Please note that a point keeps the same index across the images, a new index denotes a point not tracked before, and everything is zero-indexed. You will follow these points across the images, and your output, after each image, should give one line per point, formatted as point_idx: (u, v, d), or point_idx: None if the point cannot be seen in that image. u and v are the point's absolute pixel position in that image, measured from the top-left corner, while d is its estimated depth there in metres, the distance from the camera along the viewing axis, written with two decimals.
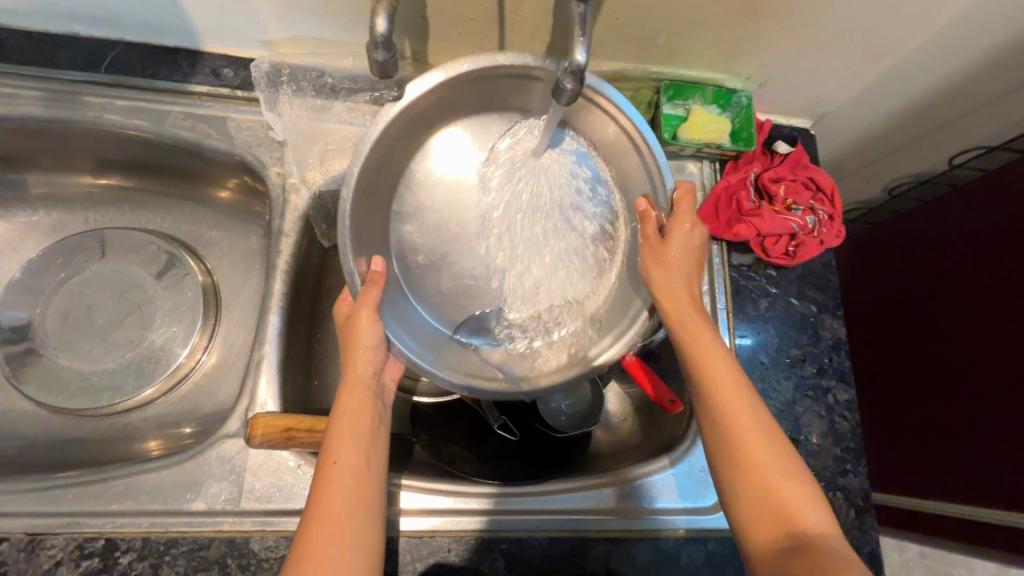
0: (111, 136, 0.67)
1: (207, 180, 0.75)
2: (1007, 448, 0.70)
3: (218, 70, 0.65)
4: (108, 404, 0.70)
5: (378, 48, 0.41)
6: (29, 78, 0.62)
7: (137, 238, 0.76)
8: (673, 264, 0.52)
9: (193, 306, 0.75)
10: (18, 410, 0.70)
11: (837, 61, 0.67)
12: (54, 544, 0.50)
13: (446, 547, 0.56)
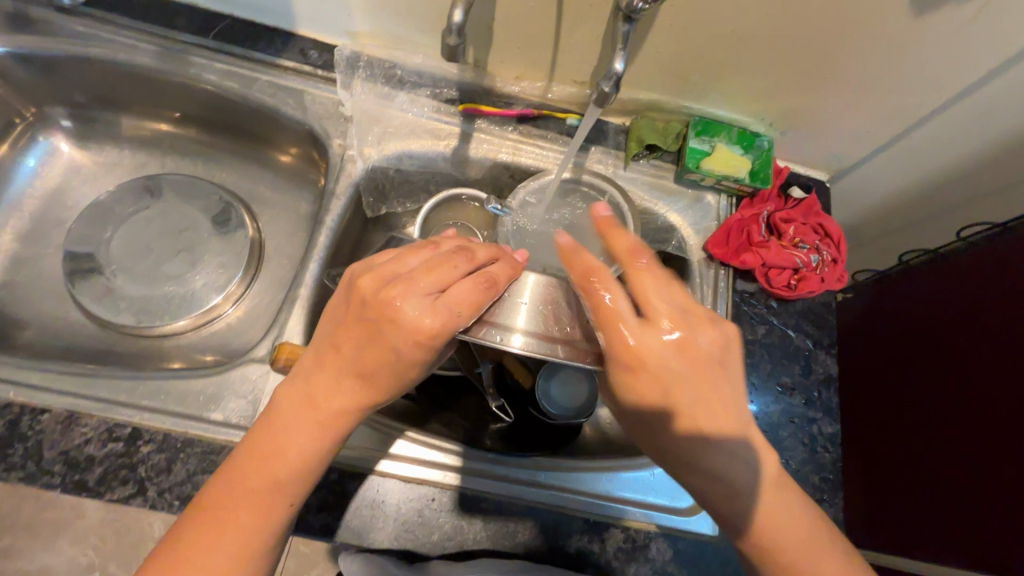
0: (204, 93, 0.76)
1: (274, 146, 0.83)
2: (967, 531, 0.68)
3: (306, 51, 0.75)
4: (150, 326, 0.77)
5: (451, 34, 0.50)
6: (148, 33, 0.72)
7: (203, 186, 0.85)
8: (649, 365, 0.46)
9: (240, 254, 0.83)
10: (67, 318, 0.77)
11: (855, 117, 0.73)
12: (86, 423, 0.55)
13: (431, 496, 0.60)
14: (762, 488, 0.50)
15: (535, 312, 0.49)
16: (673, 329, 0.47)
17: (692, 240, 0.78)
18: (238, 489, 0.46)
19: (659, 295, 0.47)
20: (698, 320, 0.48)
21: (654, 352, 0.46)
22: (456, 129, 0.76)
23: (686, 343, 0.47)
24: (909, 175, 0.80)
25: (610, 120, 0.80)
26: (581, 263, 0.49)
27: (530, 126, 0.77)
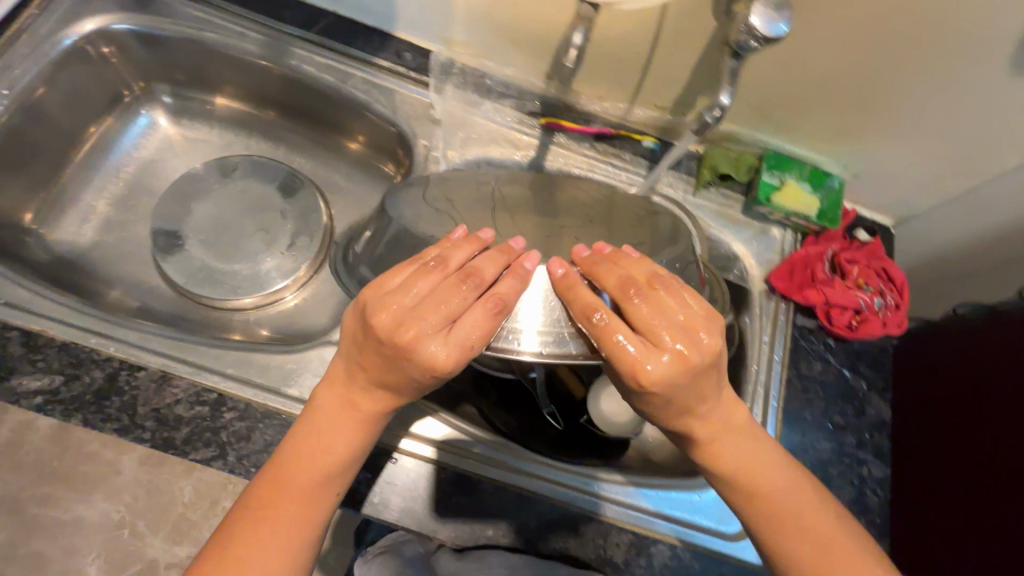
0: (299, 83, 0.80)
1: (354, 137, 0.86)
2: None
3: (400, 53, 0.78)
4: (223, 298, 0.81)
5: None
6: (257, 23, 0.76)
7: (283, 171, 0.89)
8: (662, 385, 0.44)
9: (311, 239, 0.86)
10: (150, 283, 0.80)
11: (924, 167, 0.74)
12: (178, 385, 0.58)
13: (489, 492, 0.64)
14: (777, 496, 0.50)
15: (544, 314, 0.49)
16: (672, 347, 0.44)
17: (755, 271, 0.79)
18: (278, 491, 0.48)
19: (657, 307, 0.46)
20: (695, 327, 0.45)
21: (664, 374, 0.44)
22: (535, 141, 0.79)
23: (687, 357, 0.44)
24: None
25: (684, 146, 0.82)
26: (575, 296, 0.47)
27: (607, 145, 0.79)
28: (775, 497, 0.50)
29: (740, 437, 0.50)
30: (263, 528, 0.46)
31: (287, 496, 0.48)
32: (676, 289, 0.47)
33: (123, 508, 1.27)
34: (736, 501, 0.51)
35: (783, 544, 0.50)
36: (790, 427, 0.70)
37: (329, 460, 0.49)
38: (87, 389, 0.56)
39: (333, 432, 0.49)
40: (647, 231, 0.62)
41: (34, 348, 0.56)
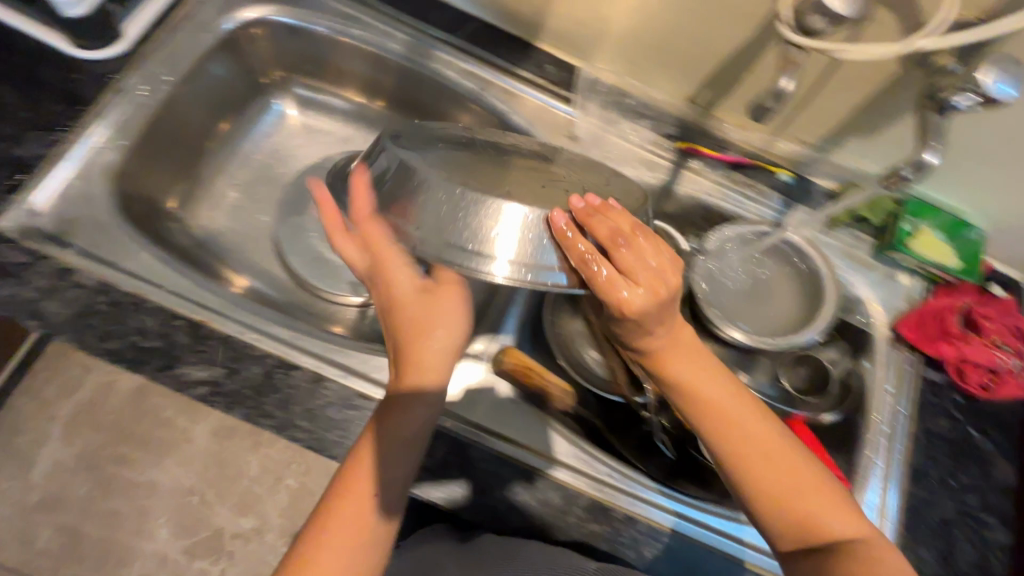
0: (437, 83, 0.77)
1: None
2: None
3: (543, 64, 0.77)
4: (335, 292, 0.78)
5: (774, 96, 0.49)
6: (404, 23, 0.76)
7: None
8: (645, 319, 0.50)
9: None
10: (269, 273, 0.79)
11: (1019, 200, 0.72)
12: (331, 388, 0.58)
13: (635, 530, 0.61)
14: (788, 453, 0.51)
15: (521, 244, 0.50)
16: (651, 284, 0.50)
17: (881, 318, 0.78)
18: (351, 478, 0.50)
19: (644, 270, 0.50)
20: (670, 272, 0.51)
21: (637, 305, 0.49)
22: (668, 163, 0.78)
23: (660, 290, 0.50)
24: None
25: (817, 181, 0.79)
26: (573, 245, 0.50)
27: (741, 175, 0.78)
28: (772, 447, 0.51)
29: (737, 399, 0.53)
30: (342, 511, 0.49)
31: (352, 494, 0.50)
32: (662, 253, 0.51)
33: (194, 475, 1.30)
34: (721, 451, 0.52)
35: (758, 497, 0.50)
36: (915, 482, 0.70)
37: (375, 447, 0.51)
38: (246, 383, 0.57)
39: (405, 416, 0.52)
40: (589, 174, 0.58)
41: (200, 339, 0.58)
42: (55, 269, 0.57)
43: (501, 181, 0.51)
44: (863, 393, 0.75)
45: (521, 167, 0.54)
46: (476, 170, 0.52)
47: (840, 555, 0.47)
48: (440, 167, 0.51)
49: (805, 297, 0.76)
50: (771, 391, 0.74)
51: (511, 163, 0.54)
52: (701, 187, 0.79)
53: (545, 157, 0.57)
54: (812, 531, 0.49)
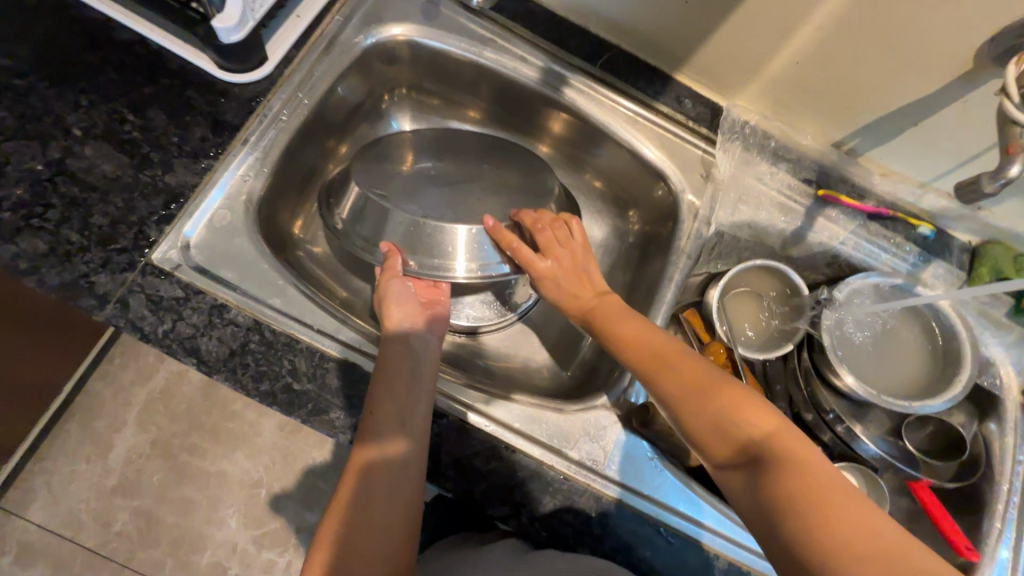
0: (568, 113, 0.75)
1: (590, 168, 0.82)
2: None
3: (680, 99, 0.74)
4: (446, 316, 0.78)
5: None
6: (541, 49, 0.73)
7: None
8: (580, 289, 0.66)
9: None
10: None
11: None
12: (478, 438, 0.58)
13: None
14: (764, 428, 0.49)
15: (469, 248, 0.65)
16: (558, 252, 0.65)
17: (1013, 382, 0.75)
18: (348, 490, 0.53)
19: (577, 267, 0.66)
20: (570, 241, 0.66)
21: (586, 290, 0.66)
22: (803, 208, 0.75)
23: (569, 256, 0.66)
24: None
25: (955, 236, 0.76)
26: (504, 236, 0.64)
27: (878, 225, 0.75)
28: (650, 364, 0.57)
29: (638, 330, 0.60)
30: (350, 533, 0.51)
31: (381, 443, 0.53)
32: (577, 249, 0.67)
33: (262, 469, 1.30)
34: (687, 416, 0.53)
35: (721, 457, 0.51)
36: None
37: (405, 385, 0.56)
38: None
39: (380, 406, 0.54)
40: (522, 173, 0.71)
41: (350, 382, 0.57)
42: (208, 304, 0.56)
43: (464, 206, 0.65)
44: (990, 459, 0.73)
45: (495, 197, 0.67)
46: (450, 203, 0.65)
47: (780, 466, 0.47)
48: (410, 201, 0.64)
49: (931, 356, 0.75)
50: (889, 450, 0.74)
51: (491, 189, 0.67)
52: (835, 233, 0.75)
53: (512, 181, 0.69)
54: (742, 441, 0.49)
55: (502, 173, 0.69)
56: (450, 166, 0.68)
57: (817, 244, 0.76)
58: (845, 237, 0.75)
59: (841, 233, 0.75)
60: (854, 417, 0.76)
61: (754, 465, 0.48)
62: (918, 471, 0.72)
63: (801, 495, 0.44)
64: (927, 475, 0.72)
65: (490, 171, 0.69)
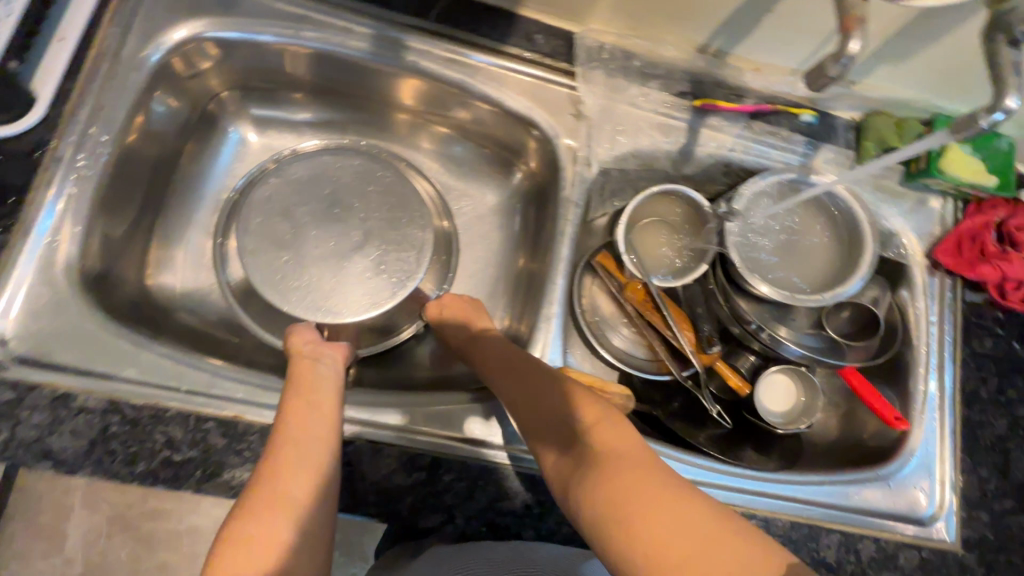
0: (417, 80, 0.68)
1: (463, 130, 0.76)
2: None
3: (531, 36, 0.68)
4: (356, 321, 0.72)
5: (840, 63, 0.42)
6: (366, 14, 0.65)
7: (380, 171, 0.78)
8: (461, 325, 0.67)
9: (436, 254, 0.78)
10: (275, 326, 0.71)
11: None
12: (392, 453, 0.55)
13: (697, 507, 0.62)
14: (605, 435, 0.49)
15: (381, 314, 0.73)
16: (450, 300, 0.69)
17: (916, 247, 0.76)
18: (264, 475, 0.47)
19: (460, 311, 0.68)
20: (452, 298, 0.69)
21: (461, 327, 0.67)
22: (685, 125, 0.71)
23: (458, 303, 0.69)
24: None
25: (839, 114, 0.74)
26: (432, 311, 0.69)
27: (762, 123, 0.72)
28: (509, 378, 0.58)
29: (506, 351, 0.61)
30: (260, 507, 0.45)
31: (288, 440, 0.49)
32: (462, 300, 0.69)
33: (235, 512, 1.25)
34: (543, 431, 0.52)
35: (568, 466, 0.48)
36: (968, 407, 0.70)
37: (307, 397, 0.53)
38: None
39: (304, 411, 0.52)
40: (407, 243, 0.76)
41: (235, 437, 0.52)
42: (47, 397, 0.50)
43: (363, 291, 0.74)
44: (905, 325, 0.74)
45: (396, 269, 0.75)
46: (359, 287, 0.73)
47: (609, 474, 0.44)
48: (302, 290, 0.72)
49: (838, 243, 0.74)
50: (820, 346, 0.73)
51: (384, 265, 0.75)
52: (721, 139, 0.72)
53: (405, 245, 0.76)
54: (589, 450, 0.48)
55: (395, 238, 0.76)
56: (344, 246, 0.75)
57: (706, 156, 0.72)
58: (731, 144, 0.72)
59: (726, 140, 0.72)
60: (780, 321, 0.74)
61: (591, 471, 0.46)
62: (844, 361, 0.72)
63: (627, 500, 0.42)
64: (854, 362, 0.72)
65: (383, 240, 0.76)
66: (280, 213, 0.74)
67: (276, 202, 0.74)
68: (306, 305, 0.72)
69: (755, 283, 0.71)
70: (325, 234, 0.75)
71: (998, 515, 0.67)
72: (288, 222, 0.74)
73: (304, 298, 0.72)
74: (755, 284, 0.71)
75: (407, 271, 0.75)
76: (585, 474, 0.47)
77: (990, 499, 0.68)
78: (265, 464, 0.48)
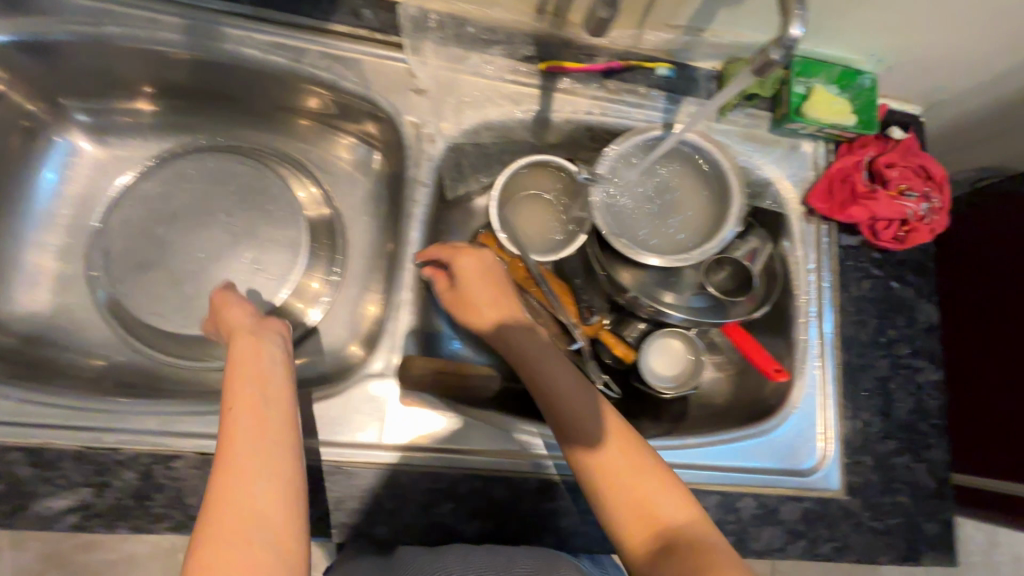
0: (243, 70, 0.65)
1: (312, 116, 0.72)
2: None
3: (357, 10, 0.64)
4: None
5: None
6: (172, 4, 0.61)
7: (231, 167, 0.74)
8: (469, 300, 0.61)
9: (313, 246, 0.75)
10: (128, 342, 0.68)
11: (903, 37, 0.66)
12: None
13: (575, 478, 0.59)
14: (680, 512, 0.48)
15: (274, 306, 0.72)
16: (466, 261, 0.61)
17: (791, 195, 0.74)
18: (220, 498, 0.40)
19: (484, 281, 0.61)
20: (471, 261, 0.61)
21: (475, 289, 0.60)
22: (535, 90, 0.68)
23: (485, 269, 0.62)
24: (998, 96, 0.76)
25: (699, 66, 0.71)
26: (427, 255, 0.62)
27: (617, 81, 0.69)
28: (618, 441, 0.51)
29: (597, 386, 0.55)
30: (233, 532, 0.38)
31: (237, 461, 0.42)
32: (484, 266, 0.61)
33: None
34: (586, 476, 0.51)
35: (619, 521, 0.48)
36: (847, 351, 0.70)
37: (254, 404, 0.47)
38: (124, 492, 0.50)
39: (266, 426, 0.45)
40: (284, 235, 0.74)
41: (47, 464, 0.49)
42: None
43: (246, 297, 0.71)
44: (784, 276, 0.73)
45: (273, 269, 0.73)
46: (238, 296, 0.71)
47: (682, 556, 0.45)
48: (176, 305, 0.69)
49: (713, 195, 0.71)
50: (704, 306, 0.72)
51: (262, 266, 0.73)
52: (575, 102, 0.69)
53: (278, 243, 0.74)
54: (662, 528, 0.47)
55: (268, 236, 0.73)
56: (213, 252, 0.71)
57: (562, 121, 0.70)
58: (588, 106, 0.70)
59: (581, 103, 0.69)
60: (664, 286, 0.72)
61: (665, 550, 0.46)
62: (728, 318, 0.71)
63: None
64: (738, 316, 0.70)
65: (254, 241, 0.73)
66: (143, 228, 0.70)
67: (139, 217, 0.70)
68: (188, 320, 0.69)
69: (633, 251, 0.68)
70: (190, 244, 0.70)
71: (882, 457, 0.67)
72: (150, 237, 0.70)
73: (183, 312, 0.69)
74: (635, 252, 0.68)
75: (286, 270, 0.73)
76: (661, 558, 0.46)
77: (873, 442, 0.67)
78: (217, 484, 0.41)
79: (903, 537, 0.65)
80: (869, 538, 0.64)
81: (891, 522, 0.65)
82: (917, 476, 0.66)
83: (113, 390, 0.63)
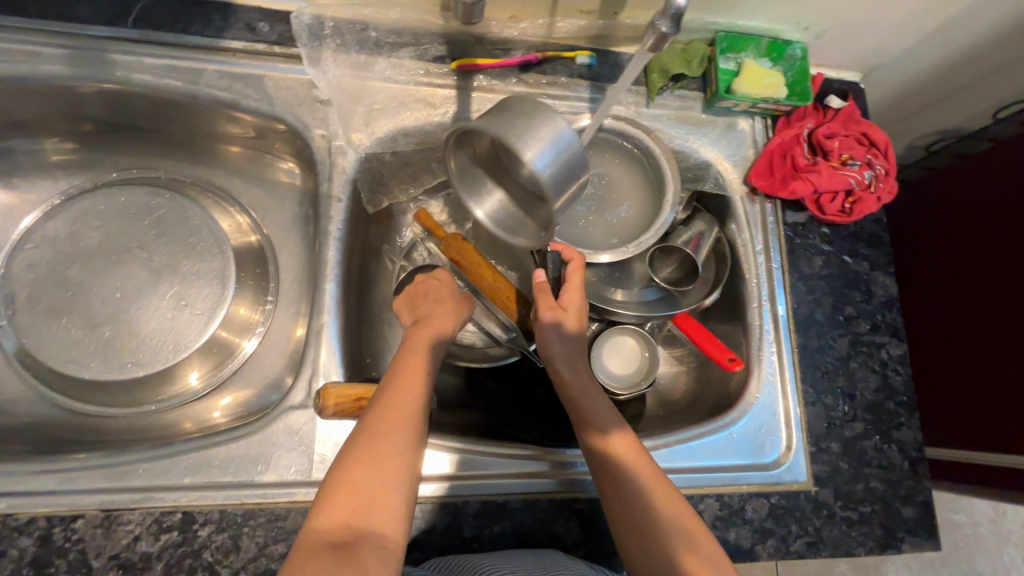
0: (139, 98, 0.62)
1: (224, 139, 0.69)
2: (1003, 419, 0.76)
3: (252, 25, 0.61)
4: (159, 367, 0.66)
5: (665, 15, 0.41)
6: (53, 33, 0.58)
7: (146, 199, 0.70)
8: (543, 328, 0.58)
9: (241, 274, 0.70)
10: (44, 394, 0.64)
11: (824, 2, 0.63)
12: (131, 519, 0.49)
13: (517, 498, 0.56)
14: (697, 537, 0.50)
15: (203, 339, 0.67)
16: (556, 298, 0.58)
17: (732, 175, 0.70)
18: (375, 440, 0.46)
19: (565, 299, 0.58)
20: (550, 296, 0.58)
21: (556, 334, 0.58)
22: (450, 91, 0.65)
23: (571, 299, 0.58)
24: (933, 56, 0.74)
25: (622, 51, 0.69)
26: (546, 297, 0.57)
27: (536, 74, 0.66)
28: (670, 495, 0.52)
29: (639, 451, 0.54)
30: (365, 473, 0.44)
31: (397, 401, 0.49)
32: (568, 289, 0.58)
33: None
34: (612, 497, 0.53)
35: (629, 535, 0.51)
36: (804, 333, 0.66)
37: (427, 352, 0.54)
38: (19, 562, 0.46)
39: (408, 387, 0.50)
40: (207, 269, 0.69)
41: None
42: None
43: (168, 336, 0.67)
44: (731, 259, 0.69)
45: (197, 304, 0.68)
46: (159, 334, 0.67)
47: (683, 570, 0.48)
48: (92, 352, 0.65)
49: (651, 186, 0.68)
50: (653, 298, 0.68)
51: (184, 299, 0.68)
52: (493, 97, 0.66)
53: (201, 275, 0.69)
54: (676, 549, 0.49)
55: (188, 270, 0.69)
56: (131, 291, 0.67)
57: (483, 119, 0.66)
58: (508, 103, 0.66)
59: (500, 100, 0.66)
60: (610, 282, 0.69)
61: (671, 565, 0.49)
62: (680, 307, 0.67)
63: None
64: (689, 304, 0.67)
65: (174, 275, 0.68)
66: (53, 273, 0.66)
67: (47, 258, 0.66)
68: (104, 366, 0.65)
69: None
70: (106, 284, 0.67)
71: (850, 441, 0.63)
72: (61, 282, 0.66)
73: (101, 357, 0.65)
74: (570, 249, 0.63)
75: (212, 306, 0.68)
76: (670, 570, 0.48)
77: (839, 426, 0.64)
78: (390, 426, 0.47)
79: (880, 525, 0.61)
80: (844, 529, 0.60)
81: (866, 510, 0.61)
82: (888, 459, 0.63)
83: (24, 448, 0.59)
